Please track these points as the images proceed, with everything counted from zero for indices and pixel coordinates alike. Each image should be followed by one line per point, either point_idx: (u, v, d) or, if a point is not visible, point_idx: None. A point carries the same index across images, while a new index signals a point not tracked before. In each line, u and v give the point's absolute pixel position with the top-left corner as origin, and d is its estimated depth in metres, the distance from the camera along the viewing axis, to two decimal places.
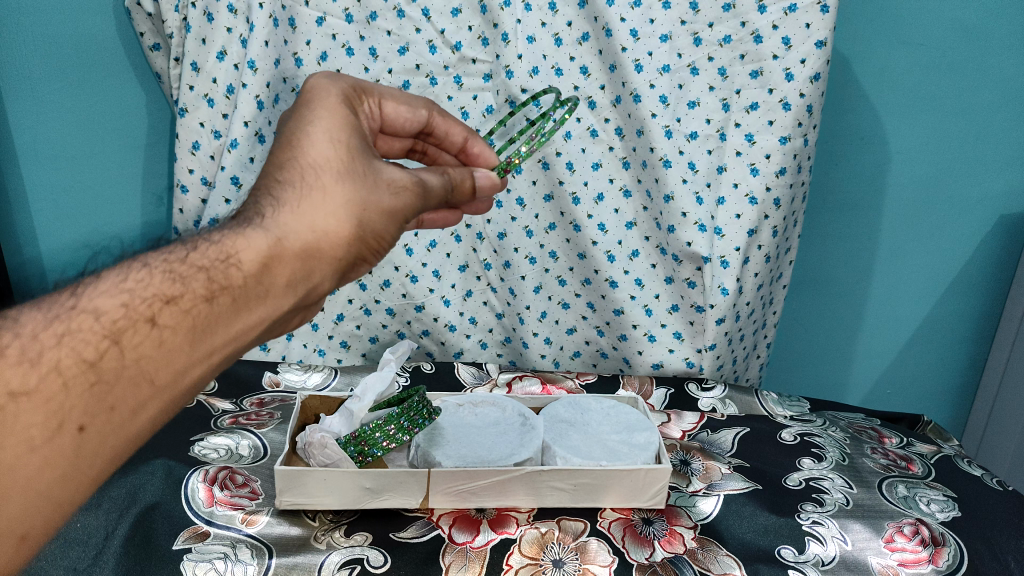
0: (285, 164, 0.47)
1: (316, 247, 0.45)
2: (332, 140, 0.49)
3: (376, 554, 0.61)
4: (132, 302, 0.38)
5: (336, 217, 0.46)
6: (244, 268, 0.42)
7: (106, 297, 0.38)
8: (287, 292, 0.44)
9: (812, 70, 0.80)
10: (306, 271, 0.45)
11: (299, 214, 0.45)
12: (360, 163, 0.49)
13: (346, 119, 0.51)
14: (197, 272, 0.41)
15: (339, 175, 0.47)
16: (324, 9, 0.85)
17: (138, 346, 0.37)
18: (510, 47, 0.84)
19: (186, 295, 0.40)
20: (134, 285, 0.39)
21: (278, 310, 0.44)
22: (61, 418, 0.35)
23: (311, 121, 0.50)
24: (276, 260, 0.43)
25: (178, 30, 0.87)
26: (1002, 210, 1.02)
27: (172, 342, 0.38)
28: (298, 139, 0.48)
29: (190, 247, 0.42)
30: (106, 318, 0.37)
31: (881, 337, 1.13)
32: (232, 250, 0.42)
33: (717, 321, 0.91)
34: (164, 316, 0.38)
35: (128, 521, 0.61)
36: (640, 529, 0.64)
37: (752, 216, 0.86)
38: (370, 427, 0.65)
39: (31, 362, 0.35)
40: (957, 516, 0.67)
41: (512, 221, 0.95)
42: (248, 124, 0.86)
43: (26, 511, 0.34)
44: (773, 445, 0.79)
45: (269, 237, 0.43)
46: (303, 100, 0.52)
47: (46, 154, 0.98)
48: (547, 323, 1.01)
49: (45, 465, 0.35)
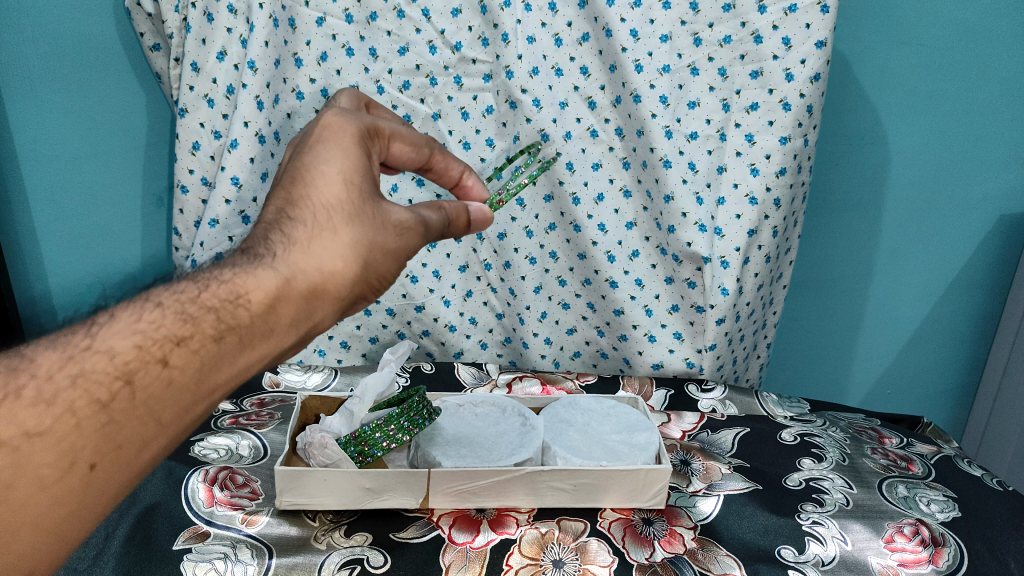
0: (296, 202, 0.45)
1: (323, 287, 0.44)
2: (346, 180, 0.47)
3: (376, 554, 0.61)
4: (146, 343, 0.37)
5: (346, 259, 0.45)
6: (252, 308, 0.40)
7: (120, 336, 0.37)
8: (290, 331, 0.43)
9: (812, 70, 0.80)
10: (310, 312, 0.43)
11: (308, 253, 0.43)
12: (371, 204, 0.47)
13: (361, 159, 0.48)
14: (207, 312, 0.39)
15: (351, 216, 0.46)
16: (324, 10, 0.85)
17: (148, 387, 0.36)
18: (510, 47, 0.84)
19: (196, 335, 0.38)
20: (149, 325, 0.38)
21: (280, 348, 0.43)
22: (73, 457, 0.34)
23: (325, 160, 0.47)
24: (284, 300, 0.42)
25: (178, 30, 0.87)
26: (1001, 210, 1.02)
27: (183, 383, 0.37)
28: (310, 177, 0.46)
29: (200, 283, 0.41)
30: (120, 357, 0.36)
31: (881, 337, 1.12)
32: (243, 289, 0.40)
33: (717, 322, 0.91)
34: (175, 356, 0.37)
35: (128, 521, 0.61)
36: (640, 529, 0.64)
37: (752, 216, 0.86)
38: (370, 427, 0.65)
39: (46, 402, 0.34)
40: (958, 516, 0.67)
41: (512, 221, 0.95)
42: (248, 123, 0.86)
43: (34, 550, 0.33)
44: (773, 445, 0.79)
45: (279, 275, 0.42)
46: (316, 134, 0.49)
47: (45, 156, 0.97)
48: (547, 324, 1.01)
49: (52, 505, 0.33)
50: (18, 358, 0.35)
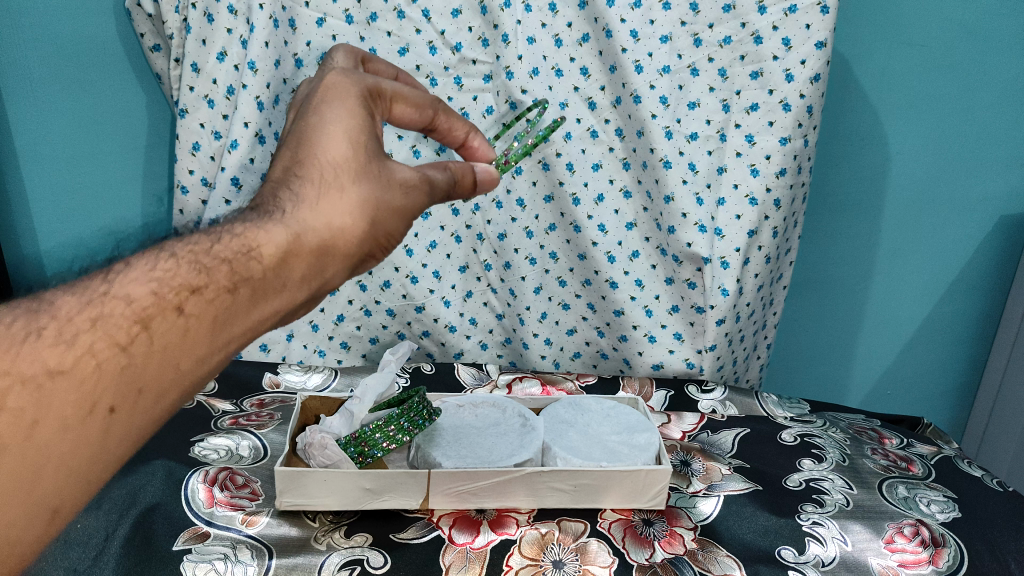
0: (303, 161, 0.45)
1: (332, 243, 0.43)
2: (351, 139, 0.46)
3: (376, 554, 0.61)
4: (162, 290, 0.36)
5: (353, 217, 0.44)
6: (264, 262, 0.40)
7: (137, 284, 0.36)
8: (301, 287, 0.43)
9: (812, 71, 0.80)
10: (319, 269, 0.43)
11: (316, 211, 0.43)
12: (375, 163, 0.47)
13: (366, 118, 0.48)
14: (222, 264, 0.39)
15: (358, 174, 0.45)
16: (324, 10, 0.85)
17: (167, 333, 0.35)
18: (510, 48, 0.84)
19: (210, 285, 0.37)
20: (164, 274, 0.37)
21: (292, 303, 0.43)
22: (94, 399, 0.33)
23: (330, 118, 0.47)
24: (295, 255, 0.41)
25: (178, 31, 0.87)
26: (1002, 211, 1.02)
27: (200, 331, 0.37)
28: (316, 137, 0.46)
29: (214, 236, 0.40)
30: (138, 303, 0.35)
31: (881, 337, 1.12)
32: (254, 242, 0.40)
33: (717, 322, 0.91)
34: (191, 304, 0.36)
35: (128, 521, 0.61)
36: (641, 530, 0.64)
37: (752, 217, 0.86)
38: (370, 428, 0.65)
39: (67, 342, 0.32)
40: (958, 516, 0.67)
41: (512, 221, 0.96)
42: (248, 124, 0.86)
43: (58, 489, 0.32)
44: (773, 446, 0.79)
45: (290, 231, 0.41)
46: (320, 95, 0.48)
47: (45, 155, 0.97)
48: (547, 324, 1.02)
49: (76, 447, 0.32)
50: (36, 302, 0.33)
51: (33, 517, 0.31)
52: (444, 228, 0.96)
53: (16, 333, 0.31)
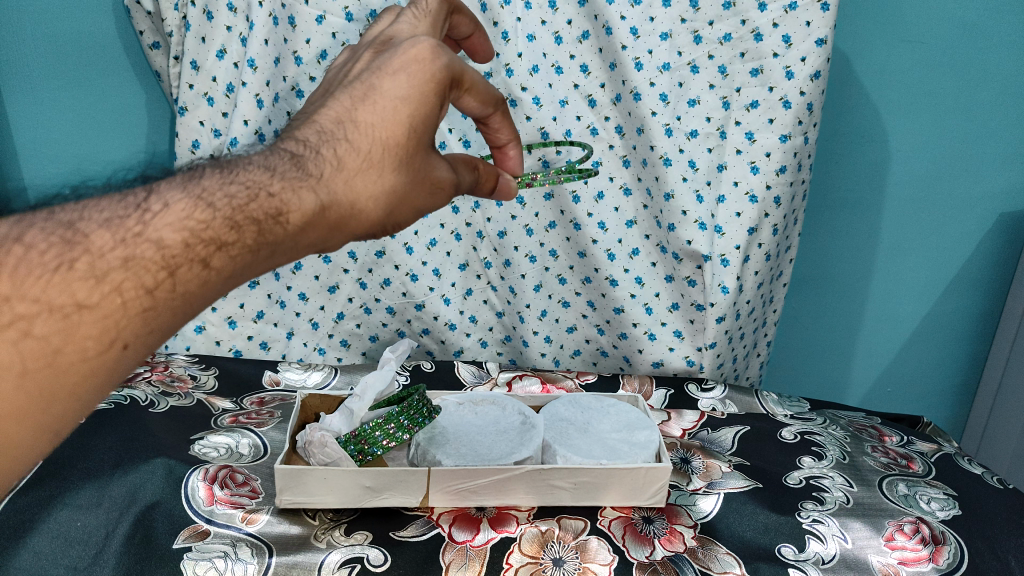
0: (358, 125, 0.43)
1: (349, 220, 0.42)
2: (411, 125, 0.44)
3: (376, 553, 0.61)
4: (192, 241, 0.35)
5: (378, 200, 0.43)
6: (288, 227, 0.39)
7: (171, 229, 0.35)
8: (307, 251, 0.42)
9: (812, 68, 0.80)
10: (326, 239, 0.42)
11: (349, 185, 0.42)
12: (420, 156, 0.45)
13: (436, 106, 0.45)
14: (251, 223, 0.37)
15: (401, 163, 0.44)
16: (323, 8, 0.85)
17: (189, 283, 0.35)
18: (510, 45, 0.86)
19: (237, 243, 0.37)
20: (197, 224, 0.35)
21: (293, 260, 0.42)
22: (113, 335, 0.33)
23: (402, 94, 0.43)
24: (314, 226, 0.40)
25: (178, 28, 0.87)
26: (1002, 209, 1.02)
27: (216, 284, 0.36)
28: (379, 107, 0.43)
29: (251, 187, 0.38)
30: (168, 250, 0.34)
31: (882, 335, 1.12)
32: (285, 206, 0.39)
33: (717, 320, 0.91)
34: (216, 260, 0.36)
35: (128, 519, 0.61)
36: (640, 528, 0.64)
37: (752, 214, 0.87)
38: (370, 426, 0.66)
39: (96, 277, 0.32)
40: (958, 514, 0.67)
41: (512, 219, 0.95)
42: (248, 122, 0.86)
43: (63, 412, 0.33)
44: (774, 444, 0.79)
45: (320, 201, 0.40)
46: (405, 59, 0.44)
47: (46, 154, 0.97)
48: (547, 321, 1.01)
49: (87, 376, 0.33)
50: (71, 232, 0.33)
51: (37, 434, 0.32)
52: (444, 226, 0.95)
53: (46, 263, 0.32)
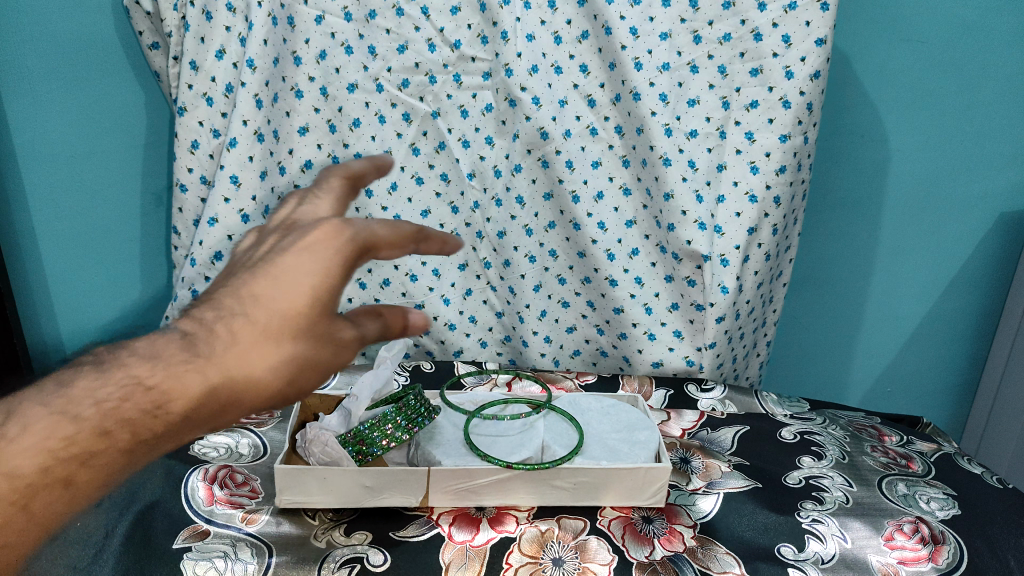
0: (255, 295, 0.35)
1: (240, 400, 0.33)
2: (316, 289, 0.36)
3: (376, 553, 0.61)
4: (52, 465, 0.29)
5: (279, 364, 0.34)
6: (165, 420, 0.31)
7: (24, 454, 0.29)
8: (186, 441, 0.33)
9: (812, 67, 0.81)
10: (186, 430, 0.32)
11: (242, 355, 0.33)
12: (322, 317, 0.36)
13: (346, 274, 0.37)
14: (124, 426, 0.31)
15: (304, 330, 0.35)
16: (322, 8, 0.86)
17: (51, 507, 0.30)
18: (509, 45, 0.85)
19: (105, 452, 0.31)
20: (57, 442, 0.30)
21: (151, 460, 0.32)
22: None
23: (307, 261, 0.36)
24: (198, 413, 0.32)
25: (177, 28, 0.87)
26: (1002, 209, 1.02)
27: (92, 501, 0.31)
28: (276, 275, 0.36)
29: (122, 383, 0.31)
30: (21, 481, 0.29)
31: (882, 335, 1.12)
32: (163, 396, 0.31)
33: (717, 320, 0.90)
34: (81, 477, 0.30)
35: (127, 520, 0.61)
36: (640, 528, 0.64)
37: (752, 214, 0.87)
38: (366, 426, 0.65)
39: None
40: (957, 513, 0.67)
41: (511, 219, 0.95)
42: (247, 123, 0.85)
43: None
44: (774, 444, 0.79)
45: (207, 383, 0.32)
46: (310, 230, 0.37)
47: (44, 155, 0.96)
48: (547, 321, 1.01)
49: None
50: None
51: None
52: (444, 227, 0.97)
53: None
